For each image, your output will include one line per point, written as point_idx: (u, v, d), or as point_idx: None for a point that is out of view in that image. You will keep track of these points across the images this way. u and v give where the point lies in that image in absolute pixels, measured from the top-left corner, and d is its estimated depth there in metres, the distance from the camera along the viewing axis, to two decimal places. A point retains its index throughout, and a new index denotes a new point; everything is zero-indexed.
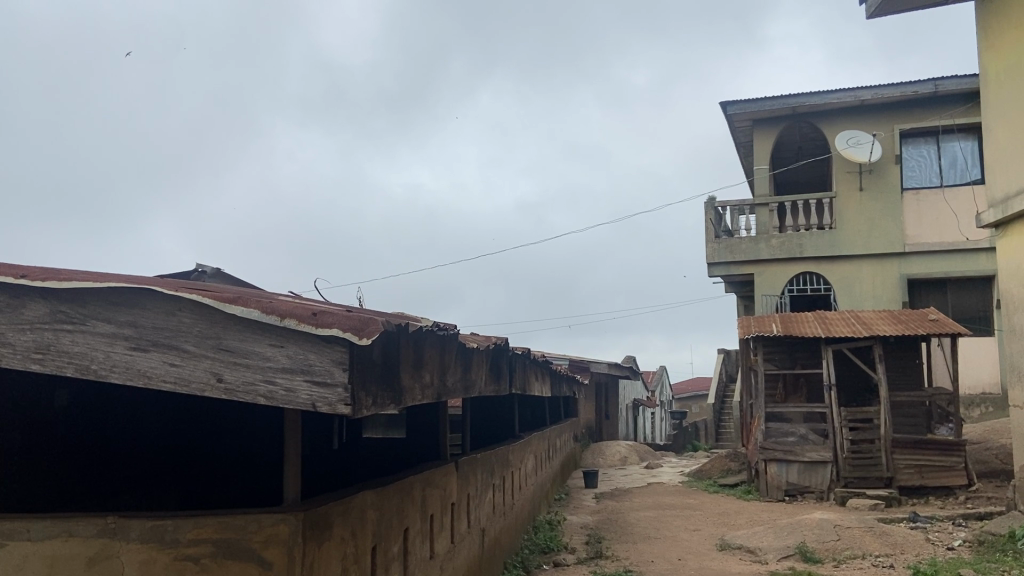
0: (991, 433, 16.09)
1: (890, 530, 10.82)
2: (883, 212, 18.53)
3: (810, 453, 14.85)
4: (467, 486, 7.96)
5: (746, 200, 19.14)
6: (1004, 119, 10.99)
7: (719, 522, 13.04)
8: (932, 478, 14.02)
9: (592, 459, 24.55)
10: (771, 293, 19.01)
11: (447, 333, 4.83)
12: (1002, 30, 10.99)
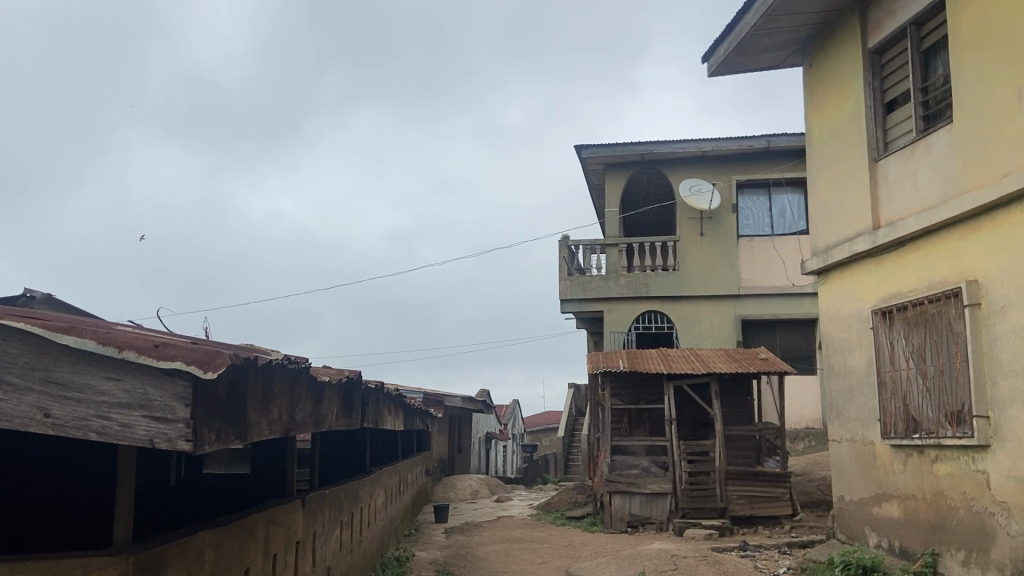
0: (813, 465, 17.47)
1: (722, 558, 11.48)
2: (720, 257, 19.87)
3: (651, 484, 15.48)
4: (313, 523, 7.74)
5: (597, 240, 19.98)
6: (826, 175, 12.16)
7: (565, 554, 13.34)
8: (761, 509, 15.09)
9: (443, 493, 24.44)
10: (619, 330, 19.86)
11: (298, 366, 4.77)
12: (825, 96, 12.21)
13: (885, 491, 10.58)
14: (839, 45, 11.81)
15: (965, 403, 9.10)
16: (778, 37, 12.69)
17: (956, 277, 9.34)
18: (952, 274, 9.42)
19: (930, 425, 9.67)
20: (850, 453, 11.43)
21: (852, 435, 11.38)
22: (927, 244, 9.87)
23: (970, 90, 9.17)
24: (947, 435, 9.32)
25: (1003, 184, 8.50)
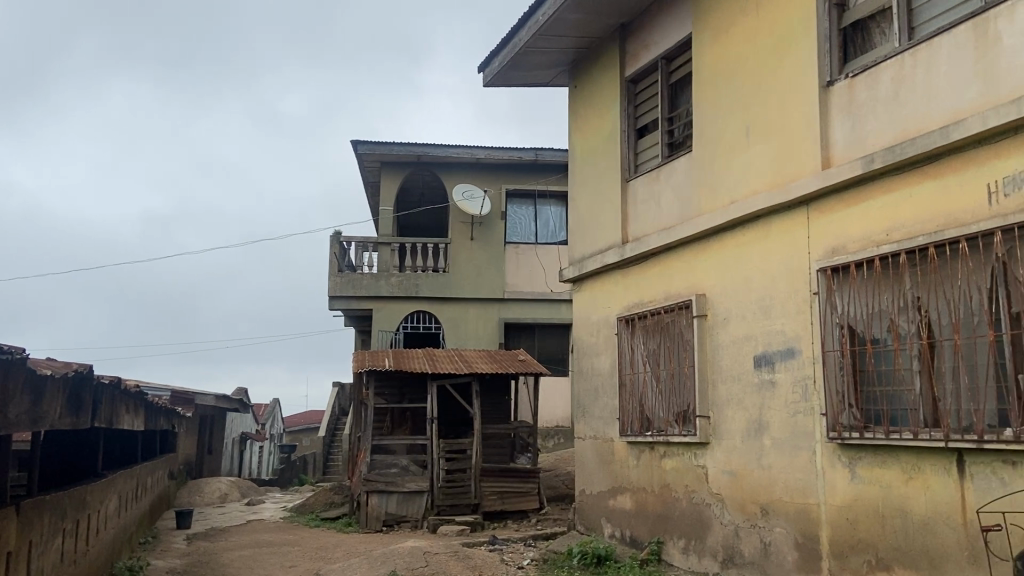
0: (561, 462, 18.61)
1: (471, 554, 11.84)
2: (488, 261, 20.53)
3: (409, 483, 15.58)
4: (27, 532, 6.93)
5: (369, 238, 19.84)
6: (585, 189, 13.00)
7: (316, 556, 13.05)
8: (512, 503, 15.82)
9: (189, 497, 22.92)
10: (387, 330, 19.88)
11: (10, 357, 4.27)
12: (587, 115, 13.03)
13: (620, 485, 11.50)
14: (601, 70, 12.66)
15: (690, 403, 10.15)
16: (547, 56, 13.33)
17: (688, 290, 10.39)
18: (685, 287, 10.46)
19: (661, 423, 10.67)
20: (593, 449, 12.30)
21: (595, 432, 12.25)
22: (666, 259, 10.88)
23: (707, 123, 10.25)
24: (674, 433, 10.34)
25: (729, 210, 9.59)
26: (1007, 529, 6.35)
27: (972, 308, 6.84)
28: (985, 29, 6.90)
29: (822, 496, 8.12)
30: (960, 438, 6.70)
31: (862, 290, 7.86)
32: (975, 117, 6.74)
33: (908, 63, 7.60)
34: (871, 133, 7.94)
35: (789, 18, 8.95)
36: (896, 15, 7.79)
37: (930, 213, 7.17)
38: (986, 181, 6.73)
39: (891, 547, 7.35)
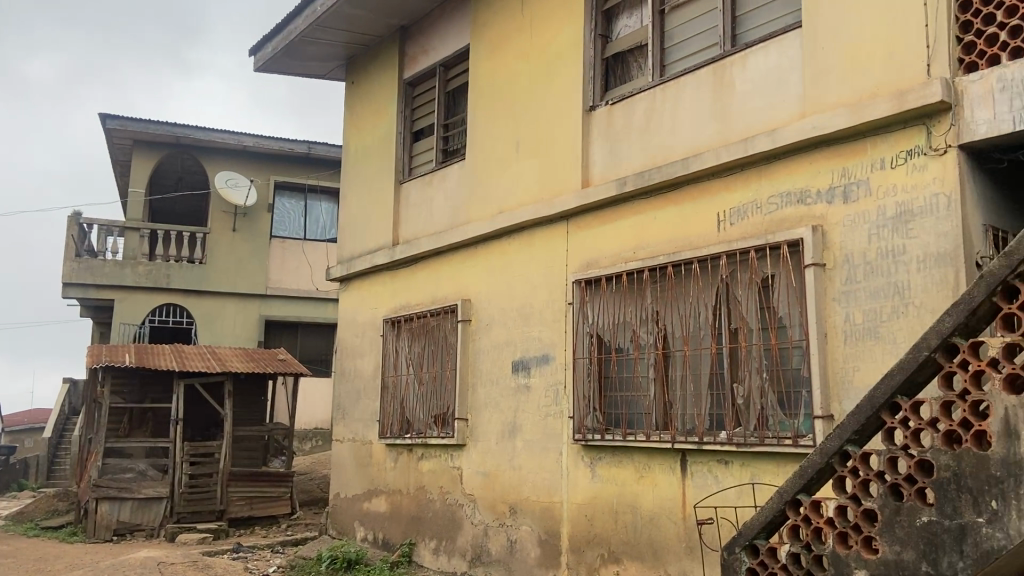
0: (316, 465, 18.23)
1: (212, 562, 11.16)
2: (250, 255, 19.67)
3: (145, 490, 14.32)
4: None
5: (116, 223, 18.41)
6: (357, 187, 12.82)
7: (28, 571, 11.61)
8: (260, 509, 15.15)
9: None
10: (129, 323, 18.67)
11: None
12: (363, 113, 12.86)
13: (376, 488, 11.45)
14: (379, 70, 12.56)
15: (448, 406, 10.34)
16: (324, 49, 12.98)
17: (454, 296, 10.60)
18: (451, 292, 10.66)
19: (420, 425, 10.77)
20: (350, 452, 12.13)
21: (354, 434, 12.11)
22: (434, 263, 11.02)
23: (479, 133, 10.52)
24: (432, 435, 10.48)
25: (495, 219, 9.91)
26: (717, 522, 7.13)
27: (699, 323, 7.60)
28: (723, 75, 7.74)
29: (565, 495, 8.65)
30: (684, 439, 7.48)
31: (610, 302, 8.47)
32: (710, 152, 7.53)
33: (659, 97, 8.33)
34: (625, 158, 8.61)
35: (559, 42, 9.46)
36: (651, 52, 8.51)
37: (668, 236, 7.97)
38: (717, 211, 7.57)
39: (622, 540, 7.98)
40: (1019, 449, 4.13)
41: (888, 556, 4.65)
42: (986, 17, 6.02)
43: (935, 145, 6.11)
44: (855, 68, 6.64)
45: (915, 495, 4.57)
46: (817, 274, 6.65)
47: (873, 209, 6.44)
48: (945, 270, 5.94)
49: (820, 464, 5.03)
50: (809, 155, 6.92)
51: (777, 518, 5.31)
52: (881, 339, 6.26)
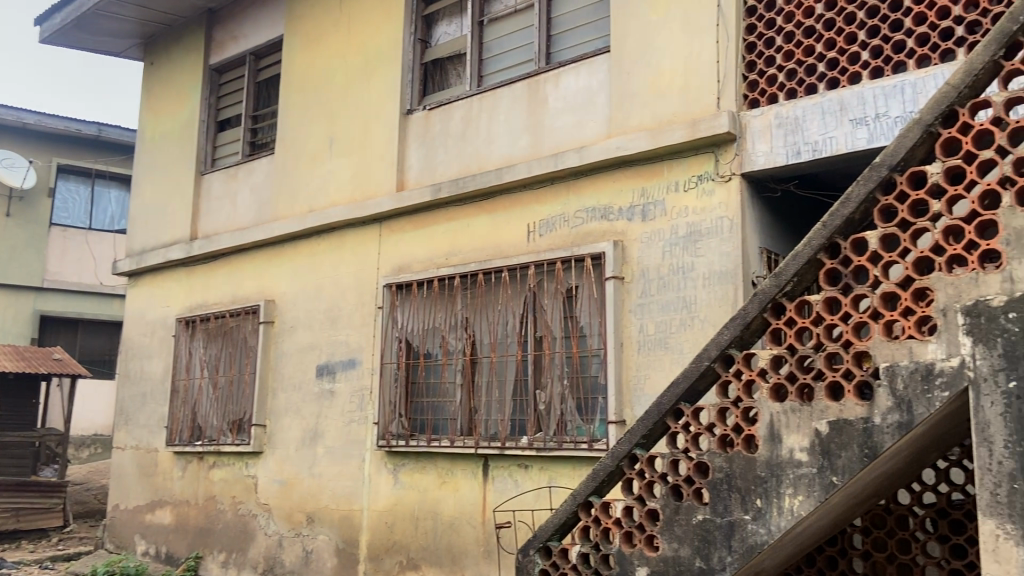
0: (93, 475, 16.80)
1: None
2: (23, 244, 17.84)
3: None
4: None
5: None
6: (152, 176, 11.93)
7: None
8: (28, 522, 13.62)
9: None
10: None
11: None
12: (163, 97, 12.00)
13: (161, 498, 10.69)
14: (182, 53, 11.77)
15: (245, 412, 9.86)
16: (119, 25, 11.91)
17: (256, 296, 10.14)
18: (253, 292, 10.19)
19: (213, 432, 10.18)
20: (133, 460, 11.25)
21: (138, 441, 11.23)
22: (237, 261, 10.48)
23: (290, 129, 10.14)
24: (226, 442, 9.94)
25: (304, 218, 9.58)
26: (514, 525, 7.33)
27: (505, 330, 7.75)
28: (536, 90, 7.99)
29: (365, 503, 8.53)
30: (486, 444, 7.61)
31: (420, 307, 8.45)
32: (522, 164, 7.74)
33: (475, 107, 8.45)
34: (440, 165, 8.65)
35: (378, 42, 9.34)
36: (469, 62, 8.62)
37: (479, 244, 8.10)
38: (526, 222, 7.78)
39: (421, 547, 8.00)
40: (780, 451, 4.57)
41: (667, 553, 4.98)
42: (768, 59, 6.64)
43: (722, 172, 6.65)
44: (656, 94, 7.09)
45: (693, 495, 4.93)
46: (616, 286, 7.01)
47: (667, 227, 6.89)
48: (726, 287, 6.46)
49: (610, 466, 5.29)
50: (613, 173, 7.29)
51: (570, 519, 5.52)
52: (670, 349, 6.69)
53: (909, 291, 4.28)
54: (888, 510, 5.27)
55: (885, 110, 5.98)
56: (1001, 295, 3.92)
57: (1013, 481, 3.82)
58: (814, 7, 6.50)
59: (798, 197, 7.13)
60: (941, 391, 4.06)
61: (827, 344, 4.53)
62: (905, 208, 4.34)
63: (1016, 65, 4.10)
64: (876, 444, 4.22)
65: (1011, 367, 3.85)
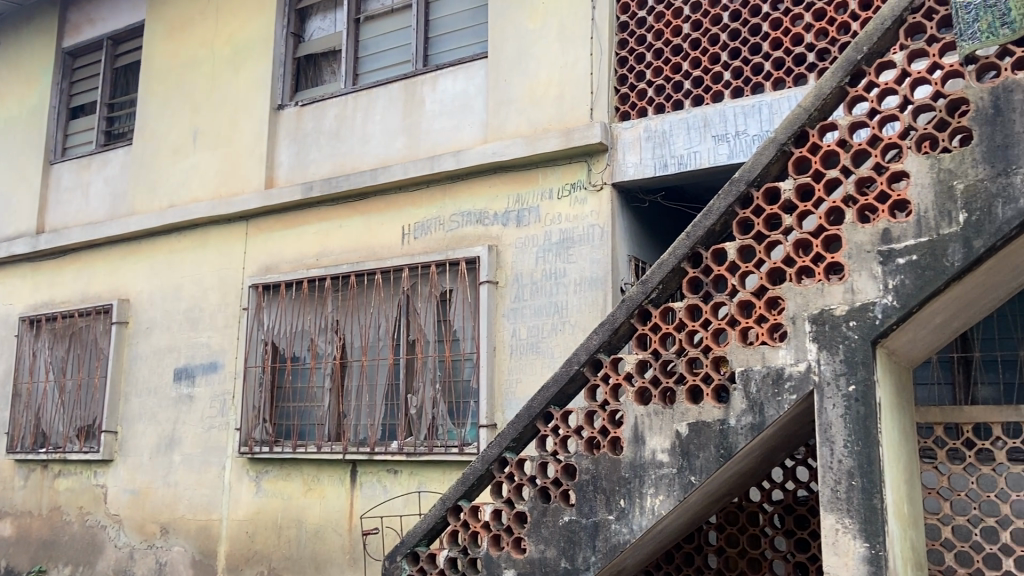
0: None
1: None
2: None
3: None
4: None
5: None
6: None
7: None
8: None
9: None
10: None
11: None
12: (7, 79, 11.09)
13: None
14: (30, 32, 10.92)
15: (95, 418, 9.25)
16: None
17: (110, 294, 9.53)
18: (107, 290, 9.58)
19: (58, 439, 9.49)
20: None
21: None
22: (89, 257, 9.82)
23: (151, 119, 9.59)
24: (73, 450, 9.29)
25: (164, 214, 9.09)
26: (382, 531, 7.24)
27: (377, 333, 7.63)
28: (413, 92, 7.93)
29: (225, 511, 8.17)
30: (355, 450, 7.46)
31: (288, 309, 8.18)
32: (397, 166, 7.65)
33: (350, 105, 8.29)
34: (312, 163, 8.42)
35: (249, 33, 9.00)
36: (344, 59, 8.45)
37: (351, 245, 7.94)
38: (400, 224, 7.70)
39: (284, 556, 7.75)
40: (643, 452, 4.72)
41: (533, 555, 5.04)
42: (638, 74, 6.88)
43: (594, 181, 6.81)
44: (532, 102, 7.19)
45: (560, 496, 5.01)
46: (489, 290, 7.05)
47: (541, 233, 6.99)
48: (596, 293, 6.63)
49: (480, 470, 5.30)
50: (488, 178, 7.33)
51: (438, 524, 5.48)
52: (541, 353, 6.79)
53: (763, 299, 4.52)
54: (740, 508, 5.54)
55: (744, 129, 6.32)
56: (843, 304, 4.26)
57: (851, 478, 4.11)
58: (681, 26, 6.78)
59: (665, 208, 7.41)
60: (790, 393, 4.32)
61: (688, 349, 4.72)
62: (760, 221, 4.58)
63: (859, 91, 4.43)
64: (730, 444, 4.44)
65: (851, 372, 4.18)
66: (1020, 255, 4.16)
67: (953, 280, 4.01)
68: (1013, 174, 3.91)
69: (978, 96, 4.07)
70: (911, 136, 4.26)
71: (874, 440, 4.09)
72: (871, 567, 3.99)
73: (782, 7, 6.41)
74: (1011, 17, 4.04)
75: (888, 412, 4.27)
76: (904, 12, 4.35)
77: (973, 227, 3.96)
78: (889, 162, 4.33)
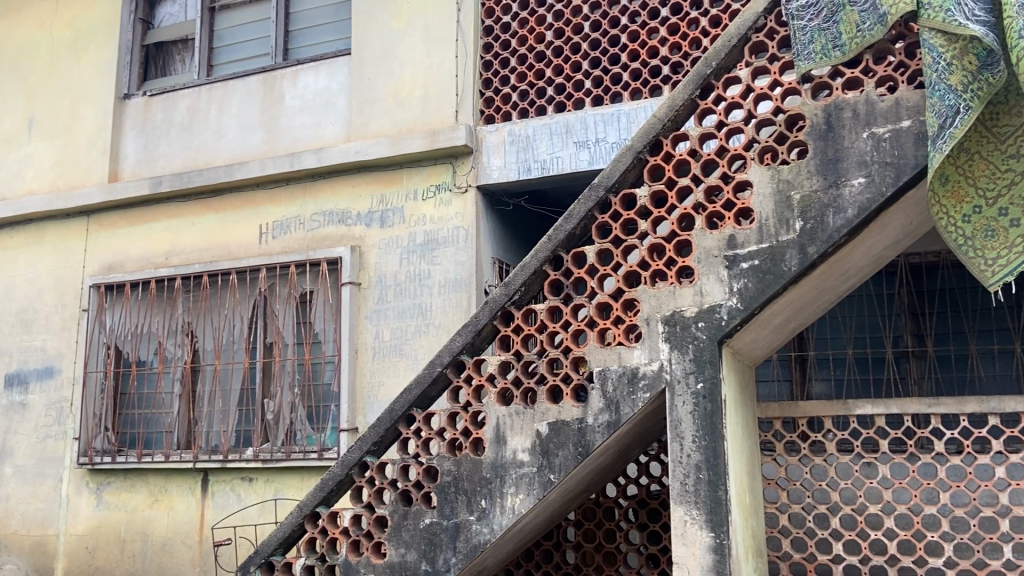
0: None
1: None
2: None
3: None
4: None
5: None
6: None
7: None
8: None
9: None
10: None
11: None
12: None
13: None
14: None
15: None
16: None
17: None
18: None
19: None
20: None
21: None
22: None
23: None
24: None
25: None
26: (235, 542, 6.95)
27: (231, 335, 7.33)
28: (272, 86, 7.67)
29: (63, 527, 7.61)
30: (206, 458, 7.13)
31: (134, 310, 7.71)
32: (254, 162, 7.37)
33: (204, 97, 7.92)
34: (162, 156, 7.98)
35: (92, 17, 8.43)
36: (198, 49, 8.06)
37: (204, 244, 7.59)
38: (258, 223, 7.43)
39: (128, 573, 7.30)
40: (504, 452, 4.77)
41: (393, 559, 4.98)
42: (503, 78, 6.96)
43: (459, 183, 6.83)
44: (396, 102, 7.12)
45: (421, 499, 4.98)
46: (351, 292, 6.93)
47: (405, 234, 6.93)
48: (460, 295, 6.65)
49: (339, 476, 5.18)
50: (351, 178, 7.20)
51: (294, 532, 5.32)
52: (404, 355, 6.72)
53: (620, 301, 4.67)
54: (597, 504, 5.70)
55: (603, 136, 6.51)
56: (692, 306, 4.47)
57: (699, 471, 4.31)
58: (544, 33, 6.90)
59: (528, 211, 7.52)
60: (643, 392, 4.49)
61: (549, 350, 4.80)
62: (618, 225, 4.73)
63: (708, 104, 4.66)
64: (588, 442, 4.55)
65: (699, 370, 4.39)
66: (849, 260, 4.50)
67: (789, 284, 4.30)
68: (842, 186, 4.23)
69: (812, 113, 4.38)
70: (754, 147, 4.52)
71: (720, 434, 4.31)
72: (716, 555, 4.20)
73: (640, 20, 6.66)
74: (842, 40, 4.32)
75: (733, 407, 4.51)
76: (749, 31, 4.62)
77: (807, 234, 4.26)
78: (735, 172, 4.58)
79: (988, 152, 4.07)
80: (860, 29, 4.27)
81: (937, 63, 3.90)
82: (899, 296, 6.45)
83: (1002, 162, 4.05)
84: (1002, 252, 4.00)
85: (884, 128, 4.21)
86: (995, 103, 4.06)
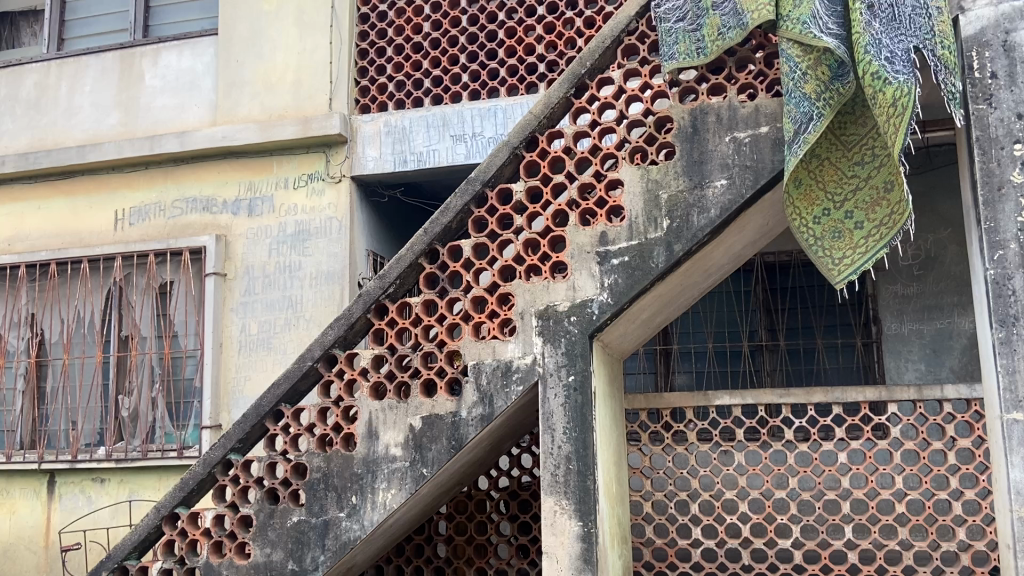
0: None
1: None
2: None
3: None
4: None
5: None
6: None
7: None
8: None
9: None
10: None
11: None
12: None
13: None
14: None
15: None
16: None
17: None
18: None
19: None
20: None
21: None
22: None
23: None
24: None
25: None
26: (85, 547, 6.52)
27: (83, 328, 6.87)
28: (130, 64, 7.23)
29: None
30: (53, 459, 6.65)
31: None
32: (110, 144, 6.91)
33: (54, 73, 7.36)
34: (6, 134, 7.37)
35: None
36: (47, 20, 7.48)
37: (53, 229, 7.07)
38: (114, 208, 6.99)
39: None
40: (376, 447, 4.70)
41: (258, 559, 4.80)
42: (378, 68, 6.84)
43: (332, 173, 6.66)
44: (266, 87, 6.86)
45: (289, 497, 4.83)
46: (215, 282, 6.63)
47: (274, 225, 6.70)
48: (332, 288, 6.49)
49: (202, 474, 4.93)
50: (217, 164, 6.88)
51: (151, 535, 5.04)
52: (272, 349, 6.50)
53: (494, 295, 4.69)
54: (469, 496, 5.72)
55: (480, 131, 6.53)
56: (565, 301, 4.55)
57: (569, 462, 4.40)
58: (422, 24, 6.83)
59: (403, 203, 7.43)
60: (517, 385, 4.53)
61: (423, 344, 4.75)
62: (494, 220, 4.74)
63: (583, 103, 4.75)
64: (461, 436, 4.55)
65: (571, 363, 4.48)
66: (711, 257, 4.70)
67: (657, 280, 4.45)
68: (706, 188, 4.43)
69: (679, 116, 4.55)
70: (626, 147, 4.64)
71: (590, 426, 4.42)
72: (584, 543, 4.31)
73: (516, 17, 6.69)
74: (704, 43, 4.42)
75: (602, 399, 4.62)
76: (622, 33, 4.74)
77: (674, 233, 4.43)
78: (607, 171, 4.70)
79: (837, 159, 4.37)
80: (721, 33, 4.37)
81: (794, 72, 4.14)
82: (755, 293, 6.83)
83: (848, 168, 4.35)
84: (849, 252, 4.29)
85: (745, 133, 4.44)
86: (844, 113, 4.35)
